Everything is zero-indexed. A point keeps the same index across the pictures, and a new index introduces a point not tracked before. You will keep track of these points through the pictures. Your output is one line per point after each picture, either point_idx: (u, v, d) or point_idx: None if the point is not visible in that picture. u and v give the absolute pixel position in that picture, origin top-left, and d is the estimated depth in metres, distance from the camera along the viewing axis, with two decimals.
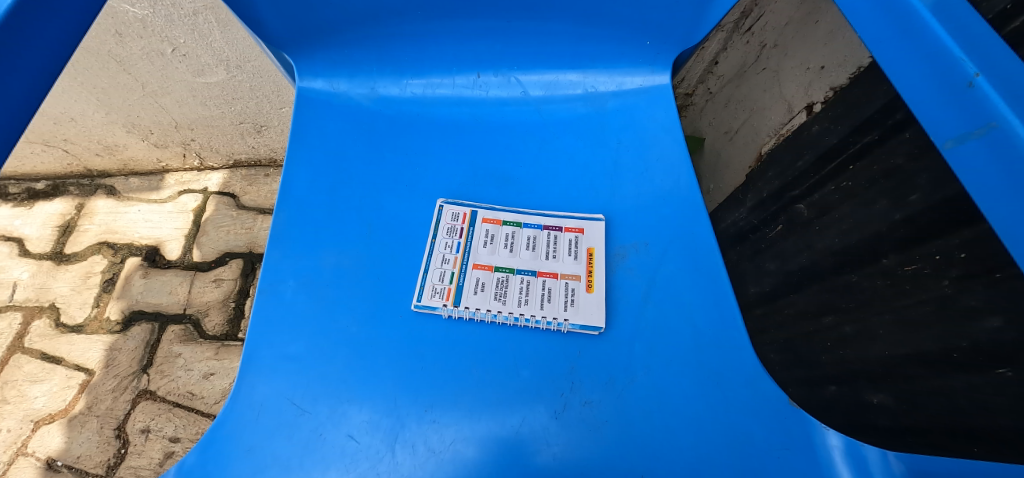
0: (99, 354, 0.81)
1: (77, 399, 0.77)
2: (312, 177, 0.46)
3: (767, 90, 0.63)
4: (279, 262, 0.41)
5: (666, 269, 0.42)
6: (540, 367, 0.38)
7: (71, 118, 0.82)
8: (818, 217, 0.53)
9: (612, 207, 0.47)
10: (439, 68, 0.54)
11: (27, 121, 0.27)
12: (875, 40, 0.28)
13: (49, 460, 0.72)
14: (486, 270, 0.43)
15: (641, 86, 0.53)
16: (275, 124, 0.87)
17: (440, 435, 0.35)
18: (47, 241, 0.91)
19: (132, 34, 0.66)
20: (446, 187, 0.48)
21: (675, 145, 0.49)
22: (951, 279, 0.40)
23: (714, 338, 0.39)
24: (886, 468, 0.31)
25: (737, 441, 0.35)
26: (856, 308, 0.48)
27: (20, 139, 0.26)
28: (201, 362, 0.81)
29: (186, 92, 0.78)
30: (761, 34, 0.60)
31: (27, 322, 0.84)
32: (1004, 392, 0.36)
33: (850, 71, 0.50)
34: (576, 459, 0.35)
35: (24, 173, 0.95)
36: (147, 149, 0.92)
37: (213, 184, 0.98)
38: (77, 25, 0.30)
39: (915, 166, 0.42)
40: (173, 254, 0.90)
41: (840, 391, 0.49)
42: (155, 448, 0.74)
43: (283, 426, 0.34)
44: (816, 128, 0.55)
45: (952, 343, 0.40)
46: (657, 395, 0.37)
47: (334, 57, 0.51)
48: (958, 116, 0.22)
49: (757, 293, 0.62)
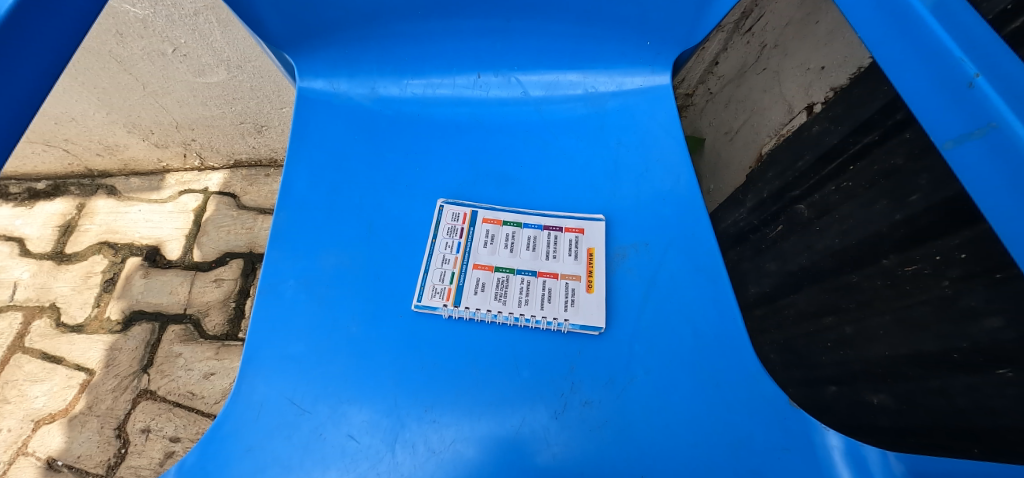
0: (100, 354, 0.81)
1: (78, 399, 0.77)
2: (312, 177, 0.46)
3: (767, 90, 0.63)
4: (280, 262, 0.41)
5: (667, 269, 0.42)
6: (540, 367, 0.38)
7: (72, 118, 0.82)
8: (818, 217, 0.53)
9: (612, 208, 0.47)
10: (439, 68, 0.54)
11: (27, 121, 0.27)
12: (875, 40, 0.28)
13: (49, 460, 0.72)
14: (486, 270, 0.43)
15: (641, 86, 0.53)
16: (275, 124, 0.87)
17: (440, 435, 0.35)
18: (47, 242, 0.91)
19: (132, 34, 0.66)
20: (446, 187, 0.48)
21: (676, 145, 0.49)
22: (951, 279, 0.40)
23: (714, 338, 0.39)
24: (886, 468, 0.31)
25: (737, 441, 0.35)
26: (856, 308, 0.48)
27: (20, 138, 0.26)
28: (201, 362, 0.81)
29: (186, 92, 0.78)
30: (761, 34, 0.61)
31: (27, 322, 0.84)
32: (1004, 393, 0.36)
33: (850, 72, 0.50)
34: (576, 459, 0.35)
35: (24, 173, 0.95)
36: (148, 149, 0.92)
37: (213, 184, 0.98)
38: (77, 26, 0.30)
39: (916, 167, 0.42)
40: (173, 254, 0.90)
41: (840, 392, 0.49)
42: (155, 448, 0.74)
43: (284, 426, 0.34)
44: (815, 128, 0.55)
45: (953, 343, 0.40)
46: (657, 395, 0.37)
47: (335, 57, 0.51)
48: (959, 117, 0.22)
49: (757, 293, 0.62)
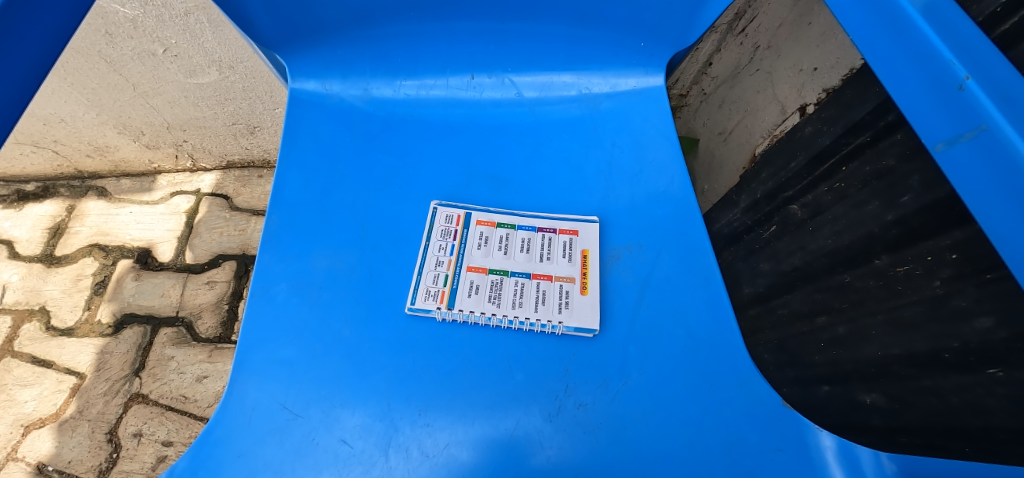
0: (91, 357, 0.80)
1: (68, 403, 0.76)
2: (305, 178, 0.46)
3: (760, 91, 0.63)
4: (271, 265, 0.41)
5: (662, 270, 0.43)
6: (535, 369, 0.38)
7: (61, 119, 0.81)
8: (811, 218, 0.53)
9: (606, 210, 0.47)
10: (432, 69, 0.53)
11: (23, 108, 0.27)
12: (867, 42, 0.28)
13: (38, 465, 0.71)
14: (480, 272, 0.43)
15: (634, 87, 0.53)
16: (268, 125, 0.86)
17: (434, 439, 0.35)
18: (37, 244, 0.90)
19: (122, 34, 0.65)
20: (439, 189, 0.48)
21: (670, 146, 0.49)
22: (942, 280, 0.40)
23: (707, 339, 0.39)
24: (879, 468, 0.31)
25: (731, 442, 0.35)
26: (850, 308, 0.48)
27: (16, 123, 0.27)
28: (194, 365, 0.80)
29: (178, 93, 0.77)
30: (754, 35, 0.61)
31: (16, 326, 0.83)
32: (995, 393, 0.36)
33: (843, 73, 0.50)
34: (570, 462, 0.35)
35: (13, 174, 0.94)
36: (139, 150, 0.91)
37: (206, 185, 0.97)
38: (76, 9, 0.30)
39: (908, 167, 0.42)
40: (165, 256, 0.89)
41: (833, 391, 0.49)
42: (148, 452, 0.73)
43: (275, 431, 0.34)
44: (808, 128, 0.55)
45: (944, 343, 0.40)
46: (651, 397, 0.37)
47: (327, 58, 0.51)
48: (950, 118, 0.23)
49: (751, 293, 0.62)
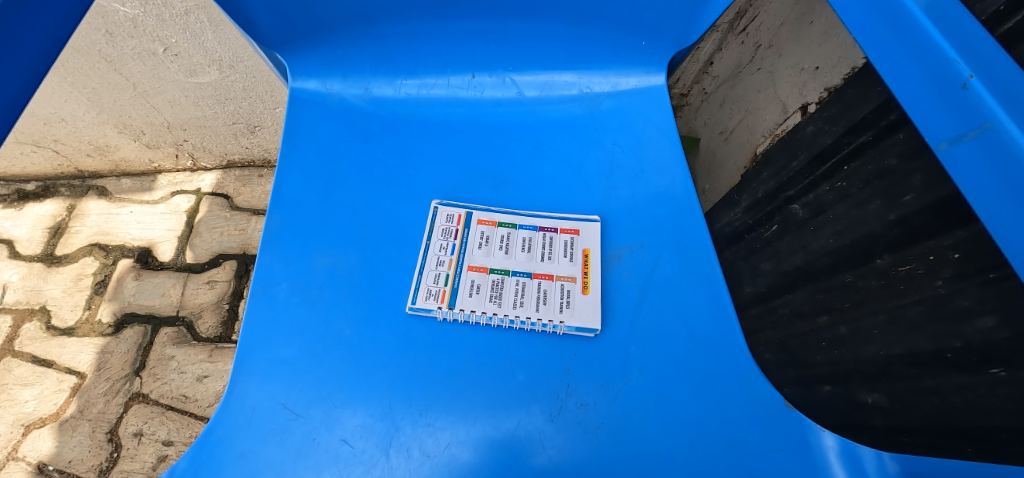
0: (92, 356, 0.80)
1: (69, 403, 0.76)
2: (305, 177, 0.46)
3: (761, 90, 0.63)
4: (272, 264, 0.41)
5: (663, 269, 0.42)
6: (536, 369, 0.38)
7: (61, 118, 0.81)
8: (813, 217, 0.53)
9: (607, 210, 0.47)
10: (433, 68, 0.53)
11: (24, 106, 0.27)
12: (869, 41, 0.28)
13: (39, 464, 0.71)
14: (481, 272, 0.43)
15: (635, 86, 0.53)
16: (269, 125, 0.86)
17: (435, 439, 0.35)
18: (37, 243, 0.90)
19: (122, 33, 0.65)
20: (440, 188, 0.48)
21: (671, 146, 0.49)
22: (944, 279, 0.40)
23: (709, 339, 0.39)
24: (881, 468, 0.31)
25: (733, 442, 0.35)
26: (851, 308, 0.48)
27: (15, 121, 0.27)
28: (194, 364, 0.80)
29: (178, 93, 0.77)
30: (756, 34, 0.61)
31: (17, 326, 0.83)
32: (997, 393, 0.36)
33: (844, 72, 0.49)
34: (571, 462, 0.34)
35: (14, 174, 0.94)
36: (139, 150, 0.91)
37: (207, 184, 0.97)
38: (76, 7, 0.30)
39: (909, 167, 0.42)
40: (165, 255, 0.89)
41: (834, 391, 0.49)
42: (149, 451, 0.73)
43: (276, 431, 0.34)
44: (810, 128, 0.55)
45: (947, 343, 0.40)
46: (652, 397, 0.37)
47: (327, 57, 0.50)
48: (954, 117, 0.23)
49: (752, 293, 0.62)
